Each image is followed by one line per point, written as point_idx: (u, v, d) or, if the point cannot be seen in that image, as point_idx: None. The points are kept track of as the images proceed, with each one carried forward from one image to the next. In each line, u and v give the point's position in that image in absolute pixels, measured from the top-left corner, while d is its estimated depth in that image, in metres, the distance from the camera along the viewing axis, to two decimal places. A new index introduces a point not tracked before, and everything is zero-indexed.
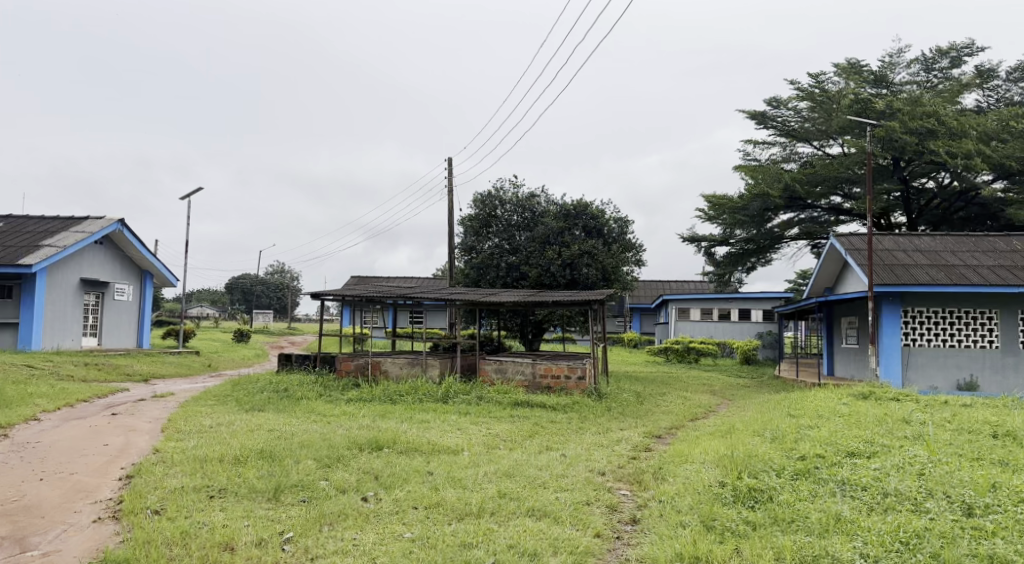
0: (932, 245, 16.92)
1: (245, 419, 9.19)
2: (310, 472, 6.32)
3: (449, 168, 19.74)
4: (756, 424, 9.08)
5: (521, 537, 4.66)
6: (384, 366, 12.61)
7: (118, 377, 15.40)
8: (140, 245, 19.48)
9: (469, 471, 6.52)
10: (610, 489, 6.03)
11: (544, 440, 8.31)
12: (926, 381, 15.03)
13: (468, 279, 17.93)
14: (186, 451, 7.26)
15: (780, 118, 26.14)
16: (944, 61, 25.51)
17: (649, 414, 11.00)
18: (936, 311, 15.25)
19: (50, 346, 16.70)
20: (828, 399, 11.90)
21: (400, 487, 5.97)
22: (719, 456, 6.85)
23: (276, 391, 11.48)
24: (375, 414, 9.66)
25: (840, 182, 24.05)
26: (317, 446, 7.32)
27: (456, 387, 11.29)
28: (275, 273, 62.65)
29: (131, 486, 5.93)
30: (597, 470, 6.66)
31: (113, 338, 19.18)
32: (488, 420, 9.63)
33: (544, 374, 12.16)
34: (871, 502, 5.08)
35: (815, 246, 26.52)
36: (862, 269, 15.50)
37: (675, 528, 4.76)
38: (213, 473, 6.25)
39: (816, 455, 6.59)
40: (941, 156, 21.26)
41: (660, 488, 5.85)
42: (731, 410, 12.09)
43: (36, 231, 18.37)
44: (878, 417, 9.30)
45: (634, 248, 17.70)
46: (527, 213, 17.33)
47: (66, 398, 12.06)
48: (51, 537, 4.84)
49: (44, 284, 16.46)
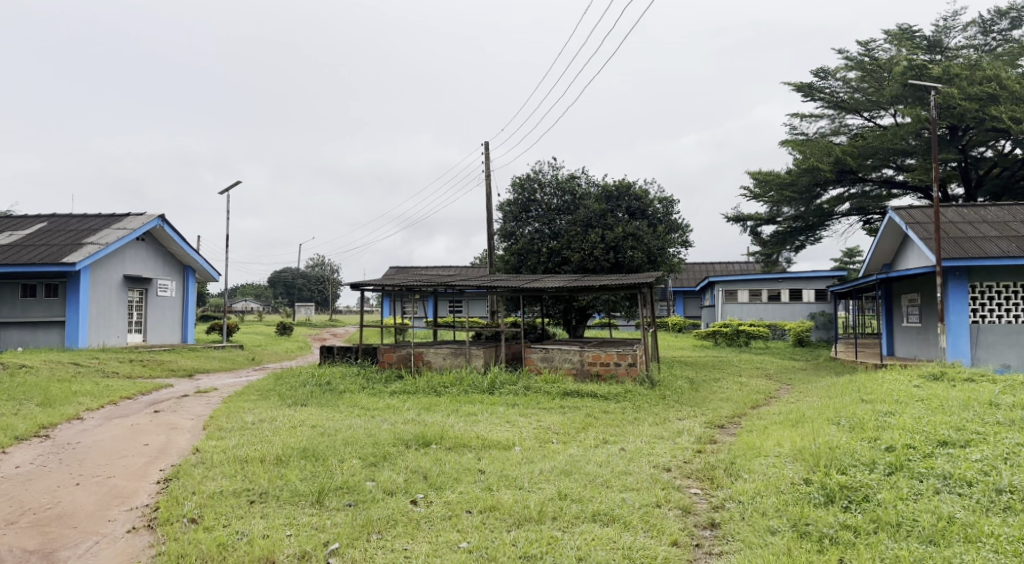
0: (999, 215, 15.88)
1: (287, 414, 8.90)
2: (355, 472, 5.94)
3: (486, 152, 19.23)
4: (827, 411, 8.43)
5: (590, 548, 4.20)
6: (427, 357, 12.24)
7: (163, 373, 15.36)
8: (181, 241, 19.46)
9: (524, 468, 6.06)
10: (679, 487, 5.51)
11: (600, 432, 7.81)
12: (997, 359, 14.09)
13: (508, 266, 17.43)
14: (227, 451, 6.96)
15: (828, 89, 24.91)
16: (1004, 22, 23.95)
17: (706, 402, 10.42)
18: (1008, 285, 14.29)
19: (95, 343, 16.78)
20: (895, 381, 11.18)
21: (451, 488, 5.54)
22: (795, 448, 6.27)
23: (318, 385, 11.18)
24: (420, 408, 9.29)
25: (893, 155, 22.91)
26: (362, 443, 6.93)
27: (502, 378, 10.84)
28: (316, 266, 63.18)
29: (169, 491, 5.64)
30: (661, 466, 6.14)
31: (158, 333, 19.26)
32: (537, 411, 9.15)
33: (592, 361, 11.64)
34: (985, 501, 4.47)
35: (867, 221, 25.37)
36: (926, 243, 14.59)
37: (763, 535, 4.24)
38: (255, 475, 5.92)
39: (906, 446, 5.95)
40: (1004, 123, 19.97)
41: (736, 486, 5.32)
42: (792, 395, 11.42)
43: (79, 229, 18.45)
44: (961, 401, 8.53)
45: (680, 228, 17.01)
46: (567, 196, 16.79)
47: (112, 396, 11.99)
48: (82, 550, 4.59)
49: (88, 282, 16.51)
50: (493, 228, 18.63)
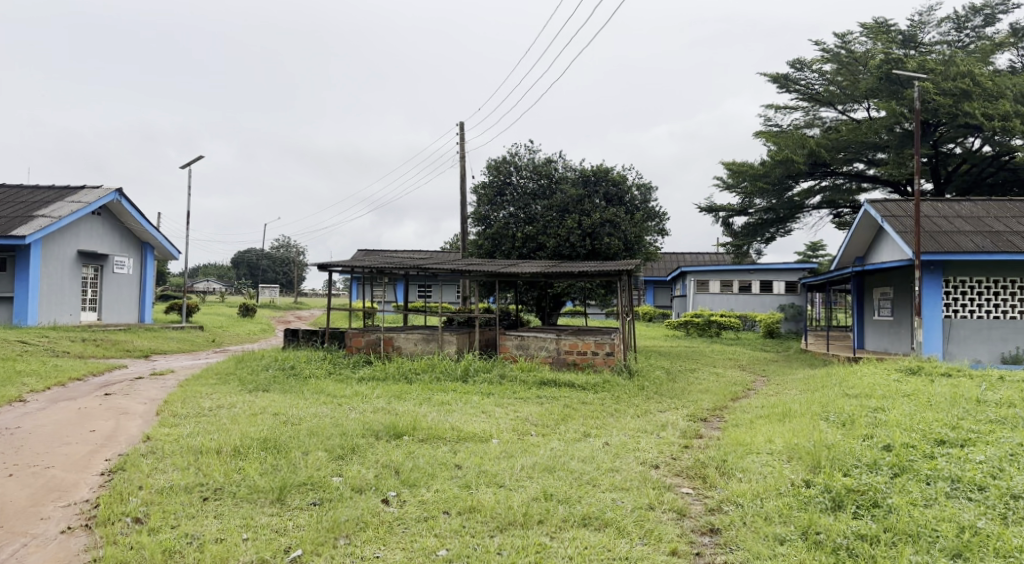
0: (973, 211, 15.86)
1: (248, 401, 8.37)
2: (320, 466, 5.46)
3: (460, 133, 18.65)
4: (813, 405, 8.16)
5: (583, 557, 3.84)
6: (398, 342, 11.74)
7: (117, 353, 14.62)
8: (140, 216, 18.57)
9: (504, 464, 5.64)
10: (670, 487, 5.14)
11: (580, 425, 7.42)
12: (968, 354, 14.07)
13: (481, 250, 16.97)
14: (180, 440, 6.41)
15: (803, 81, 24.81)
16: (977, 19, 24.05)
17: (686, 393, 10.12)
18: (981, 281, 14.26)
19: (46, 321, 15.91)
20: (876, 375, 11.05)
21: (426, 486, 5.10)
22: (789, 446, 5.96)
23: (281, 369, 10.64)
24: (390, 395, 8.83)
25: (866, 148, 22.93)
26: (328, 434, 6.44)
27: (476, 365, 10.41)
28: (282, 247, 61.89)
29: (113, 486, 5.10)
30: (649, 463, 5.78)
31: (114, 312, 18.39)
32: (513, 401, 8.74)
33: (569, 350, 11.28)
34: (1002, 506, 4.20)
35: (837, 215, 25.41)
36: (902, 236, 14.47)
37: (771, 545, 3.93)
38: (209, 468, 5.40)
39: (904, 445, 5.67)
40: (977, 119, 19.99)
41: (732, 486, 4.98)
42: (771, 388, 11.18)
43: (31, 201, 17.48)
44: (947, 397, 8.33)
45: (658, 216, 16.68)
46: (544, 179, 16.31)
47: (59, 377, 11.25)
48: (7, 555, 4.06)
49: (39, 257, 15.63)
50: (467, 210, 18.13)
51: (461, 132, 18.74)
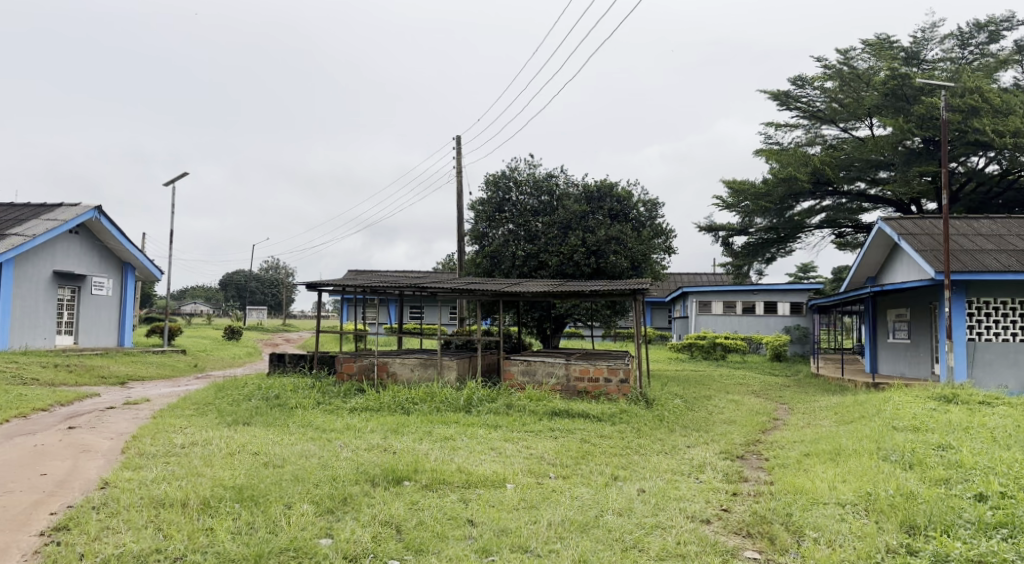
0: (992, 229, 15.13)
1: (224, 437, 7.39)
2: (308, 524, 4.53)
3: (457, 147, 17.85)
4: (864, 440, 7.26)
5: None
6: (393, 368, 10.79)
7: (91, 380, 13.55)
8: (122, 235, 17.53)
9: (527, 519, 4.72)
10: (732, 551, 4.26)
11: (603, 465, 6.50)
12: (995, 380, 13.18)
13: (480, 269, 16.07)
14: (141, 489, 5.43)
15: (805, 98, 24.18)
16: (981, 36, 23.57)
17: (710, 425, 9.20)
18: (1006, 301, 13.45)
19: (17, 345, 14.83)
20: (912, 403, 10.19)
21: (436, 551, 4.20)
22: (862, 496, 5.04)
23: (265, 400, 9.62)
24: (386, 429, 7.88)
25: (870, 167, 22.19)
26: (315, 481, 5.46)
27: (480, 394, 9.47)
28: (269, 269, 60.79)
29: (48, 554, 4.14)
30: (698, 517, 4.86)
31: (91, 335, 17.29)
32: (524, 436, 7.80)
33: (580, 376, 10.36)
34: None
35: (840, 235, 24.67)
36: (922, 254, 13.63)
37: None
38: (171, 528, 4.45)
39: (1002, 496, 4.77)
40: (987, 136, 19.20)
41: (810, 552, 4.10)
42: (800, 418, 10.27)
43: (5, 219, 16.49)
44: (1007, 431, 7.47)
45: (665, 233, 15.86)
46: (545, 196, 15.48)
47: (21, 407, 10.19)
48: None
49: (10, 278, 14.64)
50: (463, 228, 17.27)
51: (457, 146, 17.92)
